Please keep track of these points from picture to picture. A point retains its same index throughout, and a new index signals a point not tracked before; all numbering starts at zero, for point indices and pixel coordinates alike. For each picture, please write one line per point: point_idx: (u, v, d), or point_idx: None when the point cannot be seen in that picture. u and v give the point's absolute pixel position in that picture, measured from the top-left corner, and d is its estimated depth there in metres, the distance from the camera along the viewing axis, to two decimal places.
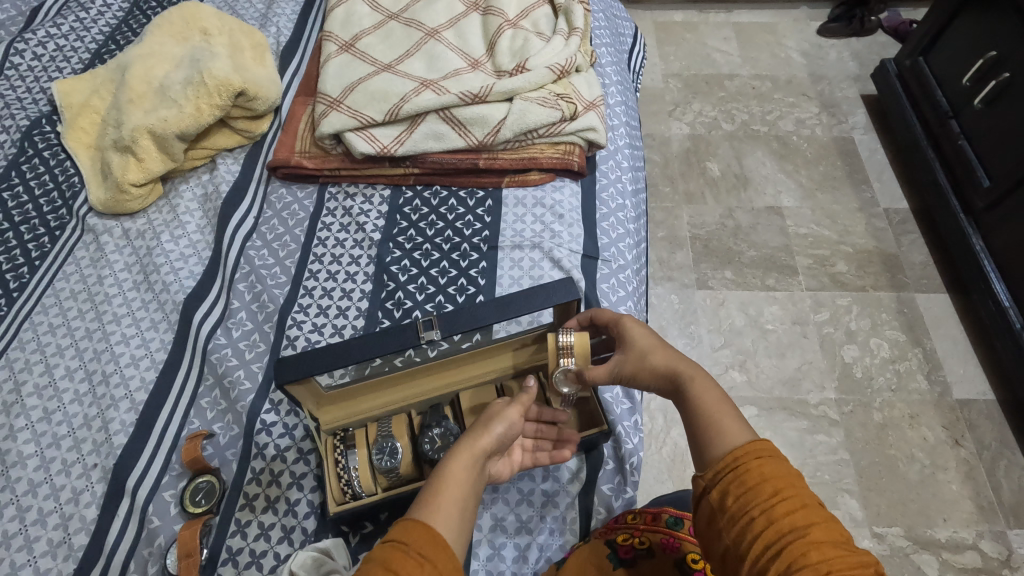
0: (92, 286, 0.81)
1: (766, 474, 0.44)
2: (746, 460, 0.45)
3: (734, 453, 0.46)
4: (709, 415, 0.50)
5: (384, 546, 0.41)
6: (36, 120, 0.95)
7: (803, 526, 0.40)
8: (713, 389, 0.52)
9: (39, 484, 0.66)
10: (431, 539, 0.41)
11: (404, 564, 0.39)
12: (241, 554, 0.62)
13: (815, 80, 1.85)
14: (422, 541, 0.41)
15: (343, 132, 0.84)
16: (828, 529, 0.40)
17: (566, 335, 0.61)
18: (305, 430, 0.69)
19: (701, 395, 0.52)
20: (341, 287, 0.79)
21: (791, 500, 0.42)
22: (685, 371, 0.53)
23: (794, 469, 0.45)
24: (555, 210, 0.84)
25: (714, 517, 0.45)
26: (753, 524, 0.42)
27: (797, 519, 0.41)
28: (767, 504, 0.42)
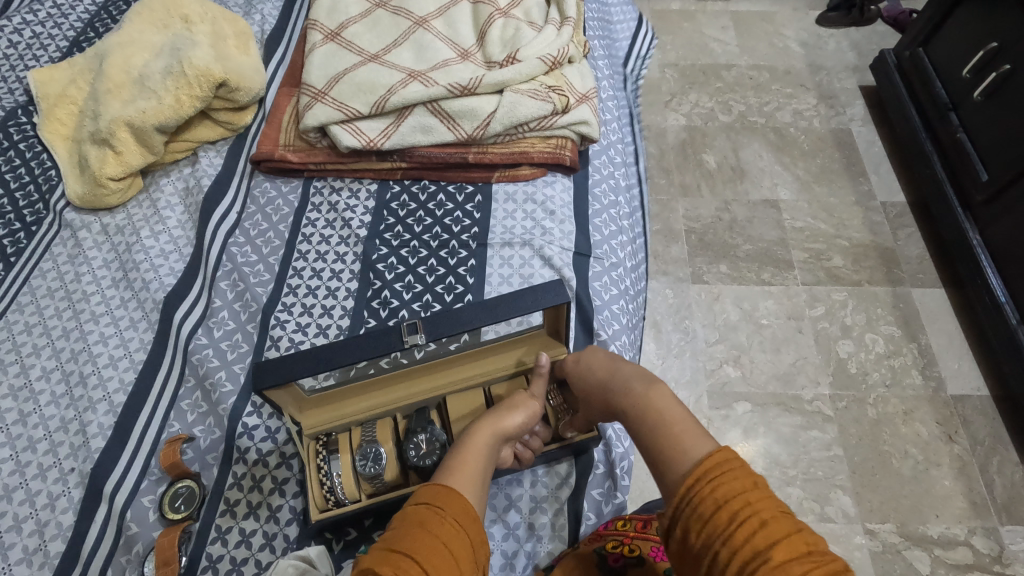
0: (70, 284, 0.79)
1: (720, 499, 0.43)
2: (701, 486, 0.44)
3: (690, 478, 0.45)
4: (665, 435, 0.50)
5: (418, 507, 0.45)
6: (12, 110, 0.92)
7: (764, 550, 0.40)
8: (667, 404, 0.52)
9: (14, 489, 0.64)
10: (464, 507, 0.45)
11: (440, 525, 0.43)
12: (221, 562, 0.60)
13: (814, 70, 1.82)
14: (454, 507, 0.45)
15: (329, 125, 0.81)
16: (792, 544, 0.40)
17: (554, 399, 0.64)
18: (288, 434, 0.67)
19: (656, 411, 0.52)
20: (325, 286, 0.77)
21: (748, 524, 0.41)
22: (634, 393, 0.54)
23: (749, 478, 0.44)
24: (546, 206, 0.82)
25: (685, 551, 0.44)
26: (719, 557, 0.42)
27: (758, 541, 0.40)
28: (727, 533, 0.41)
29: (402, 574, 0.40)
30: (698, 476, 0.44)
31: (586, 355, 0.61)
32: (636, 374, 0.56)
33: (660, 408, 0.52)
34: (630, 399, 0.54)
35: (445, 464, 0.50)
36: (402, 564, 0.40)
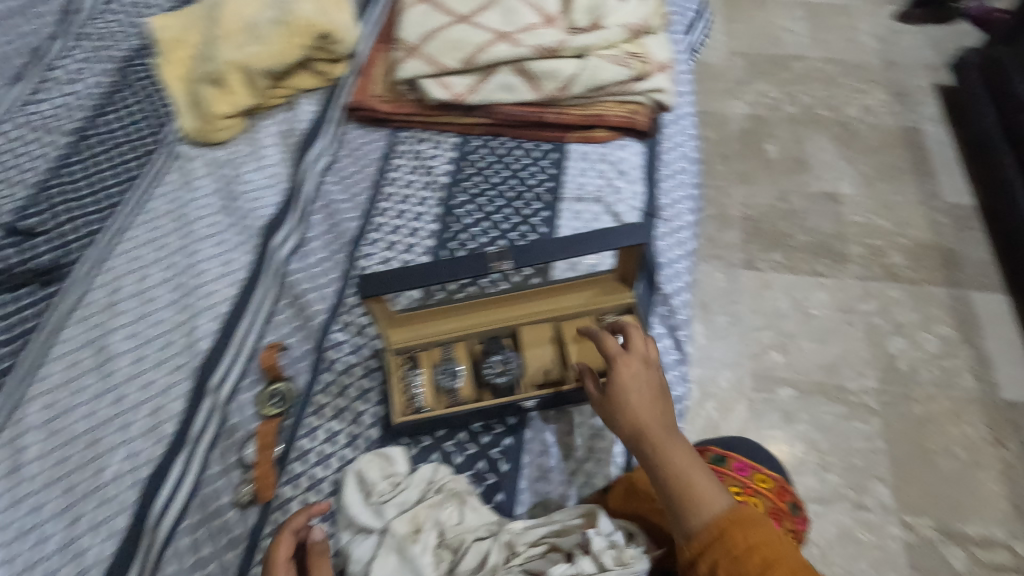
0: (181, 207, 0.88)
1: (744, 543, 0.46)
2: (725, 527, 0.47)
3: (714, 521, 0.48)
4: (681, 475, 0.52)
5: None
6: (132, 53, 1.03)
7: None
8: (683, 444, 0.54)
9: (134, 377, 0.74)
10: None
11: None
12: (309, 454, 0.67)
13: (887, 66, 1.79)
14: None
15: (419, 79, 0.87)
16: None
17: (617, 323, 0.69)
18: (371, 350, 0.74)
19: (673, 447, 0.53)
20: (408, 225, 0.83)
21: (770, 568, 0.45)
22: (652, 428, 0.55)
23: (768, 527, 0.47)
24: (618, 166, 0.86)
25: None
26: None
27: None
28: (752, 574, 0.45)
29: None
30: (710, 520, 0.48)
31: (628, 359, 0.59)
32: (673, 420, 0.56)
33: (685, 458, 0.53)
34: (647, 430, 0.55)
35: None
36: None
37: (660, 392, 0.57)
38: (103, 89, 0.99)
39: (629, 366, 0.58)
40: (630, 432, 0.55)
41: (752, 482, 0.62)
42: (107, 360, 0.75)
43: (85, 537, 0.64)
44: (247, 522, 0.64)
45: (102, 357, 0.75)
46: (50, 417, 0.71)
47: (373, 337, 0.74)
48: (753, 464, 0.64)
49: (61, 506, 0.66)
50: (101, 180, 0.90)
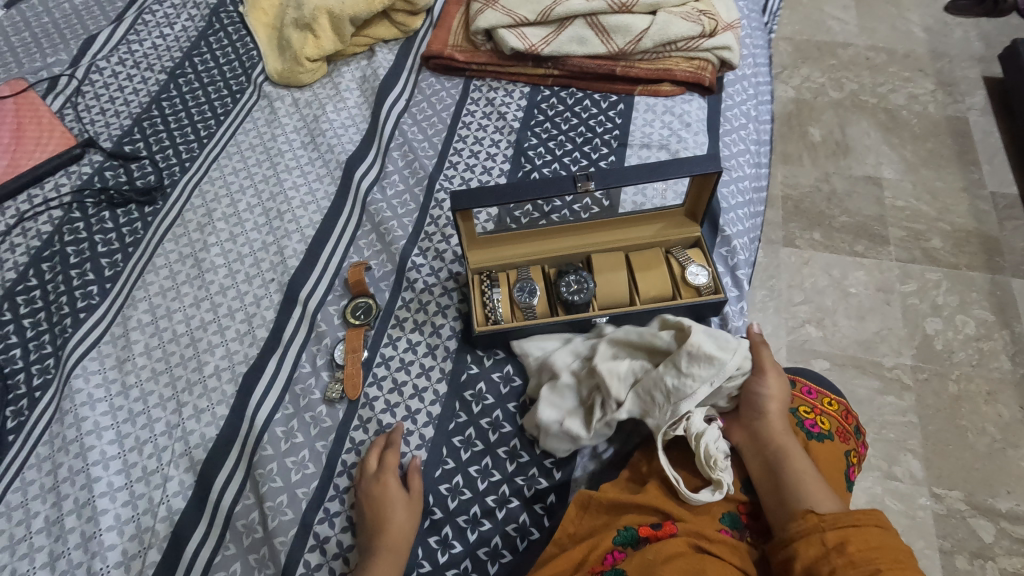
0: (268, 142, 0.94)
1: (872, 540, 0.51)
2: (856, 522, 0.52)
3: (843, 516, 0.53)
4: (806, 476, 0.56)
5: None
6: (222, 0, 1.10)
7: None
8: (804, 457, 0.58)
9: (229, 288, 0.80)
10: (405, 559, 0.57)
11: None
12: (393, 360, 0.73)
13: (935, 56, 1.79)
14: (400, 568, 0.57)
15: (497, 29, 0.92)
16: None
17: (683, 254, 0.72)
18: (449, 274, 0.79)
19: (799, 458, 0.58)
20: (481, 165, 0.88)
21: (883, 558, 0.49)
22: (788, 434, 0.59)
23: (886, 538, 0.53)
24: (683, 118, 0.90)
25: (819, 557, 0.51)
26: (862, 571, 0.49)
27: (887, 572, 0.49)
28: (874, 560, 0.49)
29: None
30: (814, 514, 0.53)
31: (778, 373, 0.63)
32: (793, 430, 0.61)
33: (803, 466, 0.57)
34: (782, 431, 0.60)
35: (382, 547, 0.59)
36: None
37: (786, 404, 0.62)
38: (195, 33, 1.06)
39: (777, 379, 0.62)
40: (772, 426, 0.60)
41: (820, 404, 0.67)
42: (204, 272, 0.81)
43: (188, 422, 0.70)
44: (336, 416, 0.69)
45: (199, 269, 0.82)
46: (153, 319, 0.78)
47: (450, 262, 0.80)
48: (820, 388, 0.69)
49: (167, 395, 0.72)
50: (194, 115, 0.96)
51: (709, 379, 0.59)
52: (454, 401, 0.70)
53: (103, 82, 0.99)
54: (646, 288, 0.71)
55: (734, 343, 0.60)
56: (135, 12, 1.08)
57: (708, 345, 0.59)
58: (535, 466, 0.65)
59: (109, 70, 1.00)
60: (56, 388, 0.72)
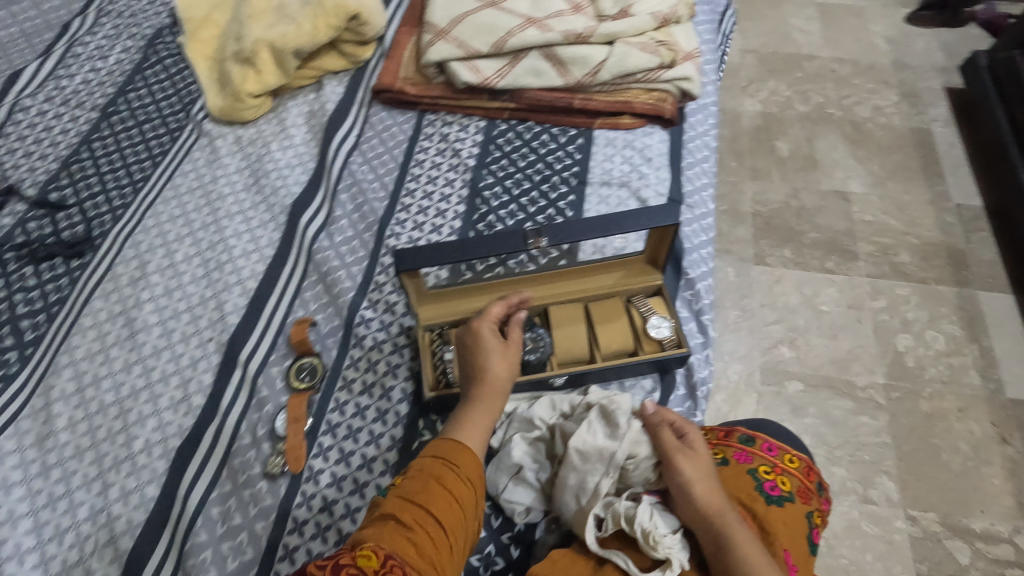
0: (208, 185, 0.89)
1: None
2: None
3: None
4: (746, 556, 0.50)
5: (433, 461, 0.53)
6: (159, 30, 1.04)
7: None
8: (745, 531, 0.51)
9: (162, 350, 0.74)
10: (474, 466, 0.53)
11: (454, 482, 0.51)
12: (339, 427, 0.68)
13: (898, 67, 1.80)
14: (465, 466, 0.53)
15: (448, 61, 0.88)
16: None
17: (644, 303, 0.69)
18: (400, 328, 0.74)
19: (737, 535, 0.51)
20: (435, 207, 0.84)
21: None
22: (722, 508, 0.53)
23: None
24: (644, 153, 0.87)
25: None
26: None
27: None
28: None
29: (420, 521, 0.48)
30: None
31: (693, 447, 0.57)
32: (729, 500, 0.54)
33: (751, 549, 0.50)
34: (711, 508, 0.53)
35: (465, 414, 0.57)
36: (419, 515, 0.49)
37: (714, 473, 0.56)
38: (130, 66, 1.00)
39: (693, 457, 0.56)
40: (701, 505, 0.53)
41: (781, 460, 0.60)
42: (136, 332, 0.76)
43: (115, 505, 0.64)
44: (276, 493, 0.64)
45: (131, 328, 0.76)
46: (79, 388, 0.72)
47: (401, 315, 0.75)
48: (781, 441, 0.62)
49: (92, 474, 0.66)
50: (127, 156, 0.90)
51: (606, 470, 0.57)
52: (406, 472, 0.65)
53: (28, 122, 0.92)
54: (607, 342, 0.67)
55: (624, 425, 0.58)
56: (66, 45, 1.01)
57: (595, 435, 0.58)
58: (492, 542, 0.61)
59: (35, 109, 0.94)
60: None
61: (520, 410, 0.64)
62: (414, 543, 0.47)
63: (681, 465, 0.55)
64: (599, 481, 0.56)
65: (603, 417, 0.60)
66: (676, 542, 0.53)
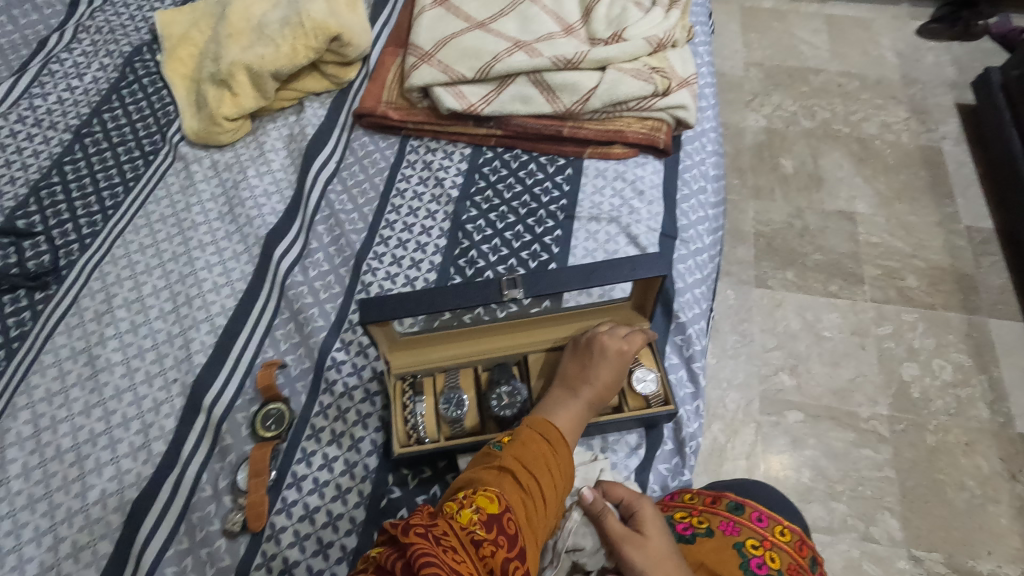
0: (181, 212, 0.85)
1: None
2: None
3: None
4: None
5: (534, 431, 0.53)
6: (138, 47, 1.01)
7: None
8: None
9: (124, 391, 0.71)
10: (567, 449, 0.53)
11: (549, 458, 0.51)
12: (305, 481, 0.64)
13: (908, 82, 1.75)
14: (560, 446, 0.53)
15: (432, 86, 0.84)
16: None
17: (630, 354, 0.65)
18: (373, 372, 0.70)
19: None
20: (415, 240, 0.80)
21: None
22: None
23: None
24: (636, 185, 0.82)
25: None
26: None
27: None
28: None
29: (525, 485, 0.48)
30: None
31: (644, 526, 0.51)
32: None
33: None
34: None
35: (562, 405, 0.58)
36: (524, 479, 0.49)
37: (674, 555, 0.50)
38: (106, 86, 0.96)
39: (646, 540, 0.50)
40: None
41: (771, 533, 0.55)
42: (97, 371, 0.72)
43: (66, 563, 0.61)
44: (236, 552, 0.61)
45: (93, 367, 0.73)
46: (36, 432, 0.68)
47: (375, 358, 0.71)
48: (771, 511, 0.57)
49: (44, 527, 0.63)
50: (99, 181, 0.87)
51: (555, 562, 0.52)
52: (373, 532, 0.61)
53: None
54: None
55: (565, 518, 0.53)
56: (42, 62, 0.98)
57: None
58: None
59: (7, 131, 0.91)
60: None
61: None
62: (524, 504, 0.47)
63: (631, 557, 0.49)
64: (547, 571, 0.52)
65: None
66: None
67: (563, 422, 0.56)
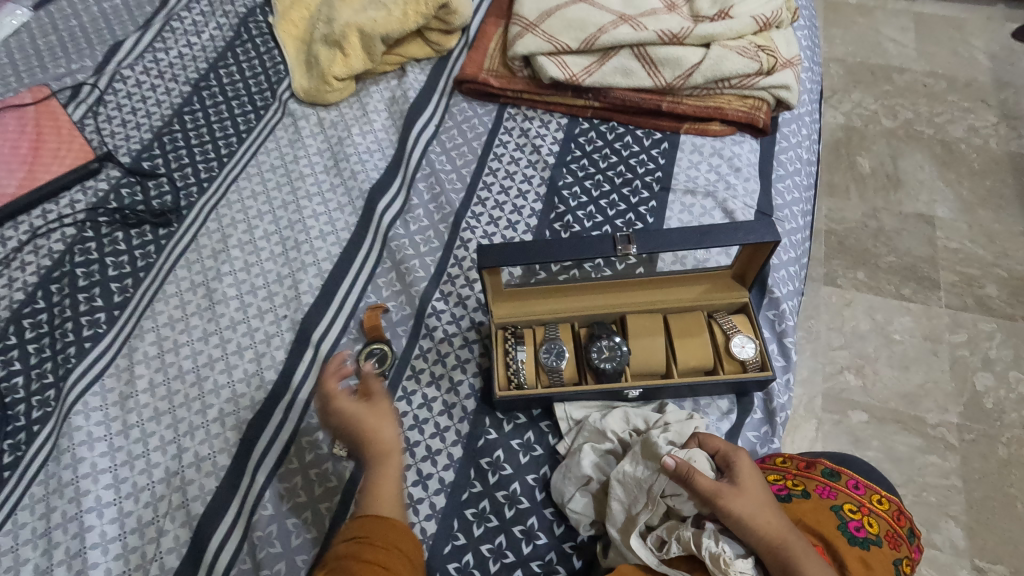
0: (289, 164, 0.90)
1: None
2: None
3: None
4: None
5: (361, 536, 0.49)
6: (252, 9, 1.06)
7: None
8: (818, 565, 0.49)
9: (239, 323, 0.76)
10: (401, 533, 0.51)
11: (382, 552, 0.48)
12: (405, 417, 0.68)
13: (1000, 86, 1.68)
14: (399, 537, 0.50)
15: (536, 56, 0.86)
16: None
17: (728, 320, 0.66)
18: (470, 322, 0.74)
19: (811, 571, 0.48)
20: (512, 203, 0.83)
21: None
22: (789, 544, 0.49)
23: None
24: (732, 162, 0.83)
25: None
26: None
27: None
28: None
29: None
30: None
31: (739, 476, 0.53)
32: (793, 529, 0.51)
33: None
34: (777, 545, 0.49)
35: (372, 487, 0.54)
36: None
37: (770, 502, 0.52)
38: (222, 43, 1.02)
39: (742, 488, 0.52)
40: (766, 542, 0.50)
41: (868, 500, 0.57)
42: (214, 303, 0.78)
43: (188, 471, 0.66)
44: (342, 476, 0.66)
45: (210, 299, 0.78)
46: (160, 352, 0.74)
47: (472, 310, 0.75)
48: (869, 482, 0.59)
49: (168, 438, 0.68)
50: (215, 130, 0.93)
51: (650, 506, 0.55)
52: (469, 469, 0.64)
53: (126, 91, 0.96)
54: (685, 358, 0.64)
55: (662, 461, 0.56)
56: (164, 18, 1.04)
57: (636, 467, 0.57)
58: (553, 550, 0.60)
59: (133, 79, 0.97)
60: (54, 423, 0.69)
61: (591, 420, 0.63)
62: None
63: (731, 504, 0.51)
64: (642, 514, 0.55)
65: (643, 449, 0.58)
66: (749, 566, 0.50)
67: (380, 498, 0.53)
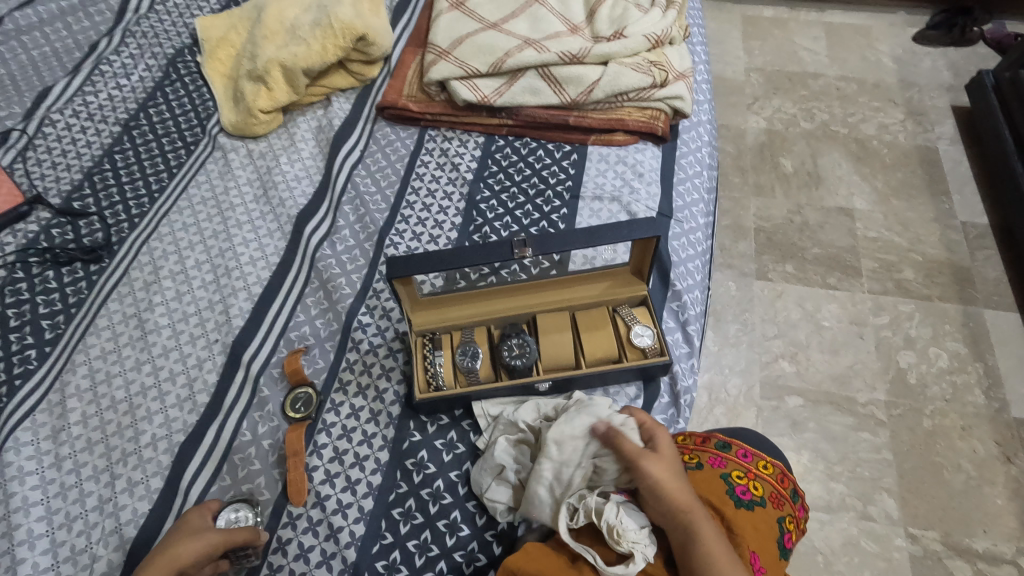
0: (220, 195, 0.93)
1: None
2: None
3: None
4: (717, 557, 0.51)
5: None
6: (181, 50, 1.10)
7: None
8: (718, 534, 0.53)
9: (171, 350, 0.78)
10: None
11: None
12: (334, 427, 0.71)
13: (905, 86, 1.75)
14: None
15: (449, 80, 0.92)
16: None
17: (629, 313, 0.72)
18: (395, 333, 0.78)
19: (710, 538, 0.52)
20: (433, 218, 0.88)
21: None
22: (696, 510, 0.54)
23: None
24: (636, 168, 0.89)
25: None
26: None
27: None
28: None
29: None
30: None
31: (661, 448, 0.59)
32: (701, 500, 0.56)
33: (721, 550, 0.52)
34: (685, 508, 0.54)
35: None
36: None
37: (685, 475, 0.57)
38: (152, 83, 1.06)
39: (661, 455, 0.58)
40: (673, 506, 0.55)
41: (754, 467, 0.63)
42: (146, 333, 0.80)
43: (121, 496, 0.68)
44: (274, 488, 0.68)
45: (143, 329, 0.80)
46: (92, 384, 0.75)
47: (397, 321, 0.79)
48: (756, 449, 0.65)
49: (101, 466, 0.70)
50: (146, 168, 0.95)
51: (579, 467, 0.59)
52: (395, 471, 0.68)
53: (55, 135, 0.98)
54: (591, 351, 0.69)
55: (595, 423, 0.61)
56: (93, 63, 1.07)
57: (573, 426, 0.61)
58: (475, 539, 0.63)
59: (62, 123, 0.99)
60: None
61: (506, 413, 0.68)
62: None
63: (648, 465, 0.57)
64: (573, 474, 0.59)
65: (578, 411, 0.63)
66: (642, 536, 0.55)
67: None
